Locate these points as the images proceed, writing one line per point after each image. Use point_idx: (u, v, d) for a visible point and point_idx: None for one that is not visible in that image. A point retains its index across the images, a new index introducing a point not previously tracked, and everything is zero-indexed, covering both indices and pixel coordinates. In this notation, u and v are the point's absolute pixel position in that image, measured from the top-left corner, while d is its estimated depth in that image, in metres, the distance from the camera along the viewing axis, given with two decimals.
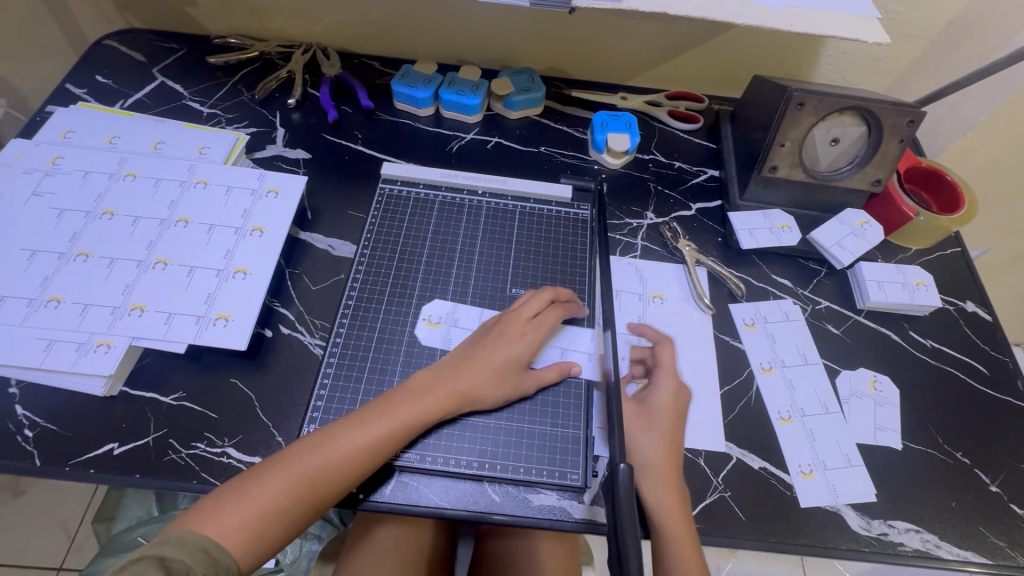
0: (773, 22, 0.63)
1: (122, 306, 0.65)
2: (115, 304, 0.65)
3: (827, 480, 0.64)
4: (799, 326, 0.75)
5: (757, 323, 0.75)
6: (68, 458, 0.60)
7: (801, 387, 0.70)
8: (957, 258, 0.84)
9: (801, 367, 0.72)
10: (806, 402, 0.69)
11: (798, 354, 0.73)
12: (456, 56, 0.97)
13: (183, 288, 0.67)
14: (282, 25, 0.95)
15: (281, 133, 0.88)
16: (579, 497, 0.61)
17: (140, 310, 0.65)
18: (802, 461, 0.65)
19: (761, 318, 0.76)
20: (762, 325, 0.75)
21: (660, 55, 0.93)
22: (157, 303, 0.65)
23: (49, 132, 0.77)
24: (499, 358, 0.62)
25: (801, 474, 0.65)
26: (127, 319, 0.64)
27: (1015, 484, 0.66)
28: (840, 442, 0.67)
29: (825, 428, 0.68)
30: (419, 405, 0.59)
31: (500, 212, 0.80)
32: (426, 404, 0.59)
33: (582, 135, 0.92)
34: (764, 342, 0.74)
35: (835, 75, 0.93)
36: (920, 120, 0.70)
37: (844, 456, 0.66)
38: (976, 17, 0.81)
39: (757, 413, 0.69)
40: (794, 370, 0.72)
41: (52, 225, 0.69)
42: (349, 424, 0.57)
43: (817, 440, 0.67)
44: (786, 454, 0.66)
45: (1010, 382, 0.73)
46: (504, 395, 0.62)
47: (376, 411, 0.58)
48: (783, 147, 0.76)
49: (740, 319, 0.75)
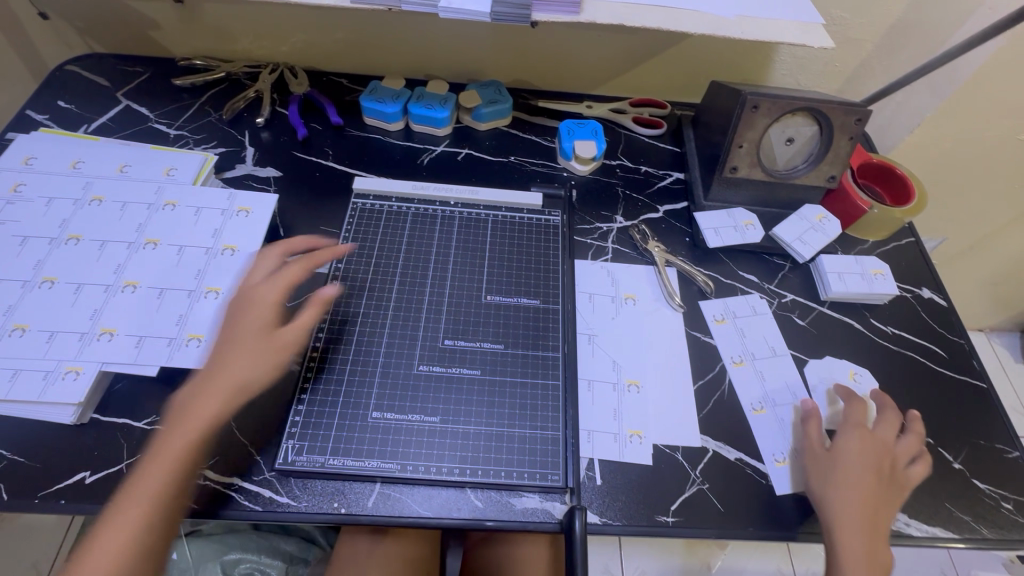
0: (723, 30, 0.67)
1: (90, 331, 0.64)
2: (83, 330, 0.64)
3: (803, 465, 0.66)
4: (767, 320, 0.78)
5: (727, 318, 0.77)
6: (37, 490, 0.58)
7: (773, 378, 0.73)
8: (911, 248, 0.88)
9: (771, 359, 0.74)
10: (777, 392, 0.71)
11: (767, 347, 0.75)
12: (424, 72, 0.99)
13: (154, 310, 0.66)
14: (247, 45, 0.96)
15: (251, 152, 0.88)
16: (562, 498, 0.62)
17: (110, 335, 0.64)
18: (776, 450, 0.67)
19: (731, 313, 0.78)
20: (731, 320, 0.77)
21: (621, 64, 0.96)
22: (127, 327, 0.65)
23: (10, 159, 0.76)
24: (239, 342, 0.61)
25: (775, 462, 0.66)
26: (95, 344, 0.63)
27: (977, 460, 0.69)
28: None
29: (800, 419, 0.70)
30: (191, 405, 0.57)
31: (473, 222, 0.81)
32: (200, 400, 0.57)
33: (550, 143, 0.94)
34: (735, 337, 0.76)
35: (787, 78, 0.97)
36: (867, 118, 0.74)
37: None
38: (913, 21, 0.86)
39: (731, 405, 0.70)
40: (765, 362, 0.74)
41: (16, 252, 0.68)
42: (168, 439, 0.55)
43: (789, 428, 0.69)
44: (760, 444, 0.67)
45: (967, 362, 0.77)
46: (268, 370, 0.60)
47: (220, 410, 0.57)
48: (742, 149, 0.79)
49: (710, 316, 0.77)
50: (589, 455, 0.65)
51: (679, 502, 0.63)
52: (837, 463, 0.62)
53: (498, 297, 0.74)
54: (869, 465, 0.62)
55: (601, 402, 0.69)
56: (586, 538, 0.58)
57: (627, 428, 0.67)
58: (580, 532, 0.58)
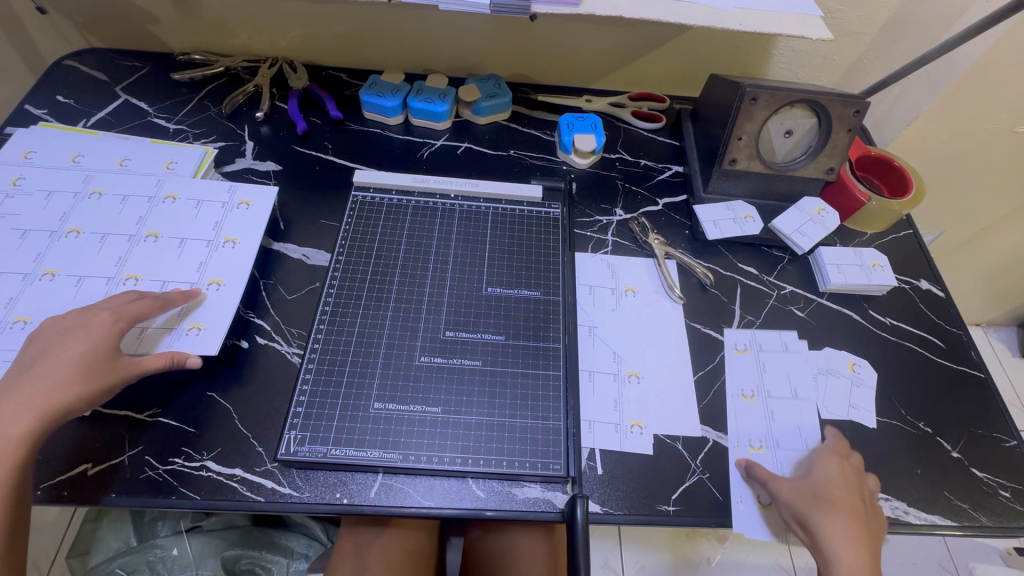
0: (721, 21, 0.67)
1: (116, 276, 0.67)
2: (109, 275, 0.67)
3: (775, 456, 0.66)
4: (799, 358, 0.74)
5: (748, 349, 0.75)
6: (40, 482, 0.58)
7: (783, 420, 0.69)
8: (910, 240, 0.88)
9: (789, 399, 0.70)
10: (783, 434, 0.68)
11: (789, 386, 0.71)
12: (423, 66, 0.99)
13: (175, 259, 0.70)
14: (247, 40, 0.96)
15: (251, 147, 0.88)
16: (563, 487, 0.62)
17: (134, 280, 0.67)
18: (753, 437, 0.68)
19: (756, 346, 0.75)
20: (754, 352, 0.74)
21: (620, 57, 0.96)
22: (149, 273, 0.68)
23: (9, 153, 0.76)
24: (72, 326, 0.59)
25: (749, 447, 0.67)
26: (121, 287, 0.66)
27: (974, 448, 0.70)
28: (801, 425, 0.69)
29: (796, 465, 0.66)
30: (52, 386, 0.55)
31: (472, 215, 0.81)
32: (62, 381, 0.55)
33: (550, 137, 0.94)
34: (754, 369, 0.73)
35: (786, 71, 0.97)
36: (865, 110, 0.75)
37: (801, 440, 0.68)
38: (911, 14, 0.86)
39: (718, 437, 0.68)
40: (779, 402, 0.70)
41: (16, 245, 0.68)
42: (4, 413, 0.52)
43: (776, 421, 0.69)
44: (737, 429, 0.68)
45: (964, 353, 0.78)
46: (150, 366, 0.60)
47: (46, 378, 0.55)
48: (741, 141, 0.80)
49: (731, 344, 0.75)
50: (590, 445, 0.66)
51: (680, 491, 0.63)
52: (818, 496, 0.61)
53: (497, 289, 0.74)
54: (848, 493, 0.61)
55: (602, 393, 0.69)
56: (588, 526, 0.58)
57: (628, 419, 0.68)
58: (581, 519, 0.58)
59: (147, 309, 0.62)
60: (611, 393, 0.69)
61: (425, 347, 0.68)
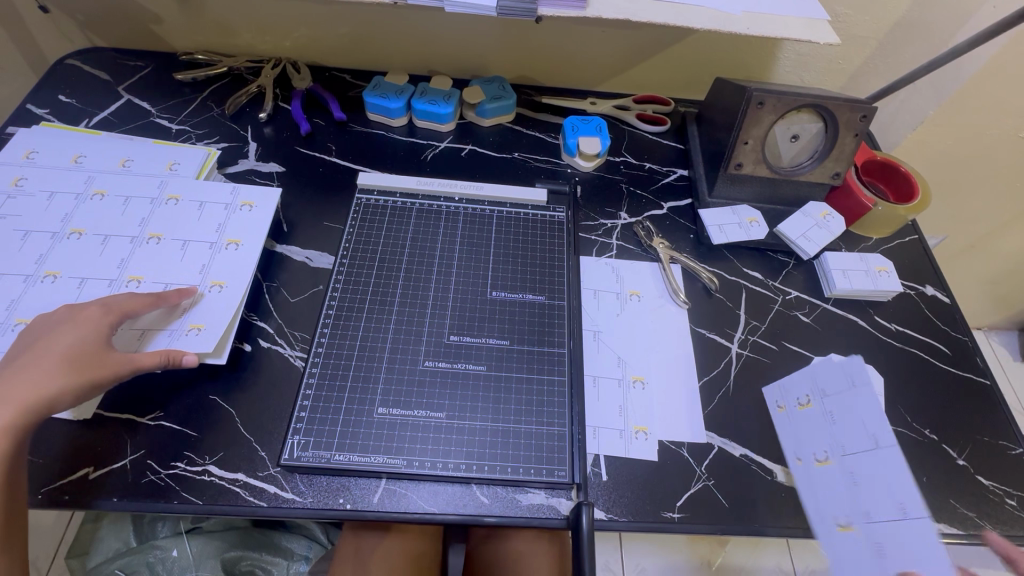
0: (729, 25, 0.67)
1: (118, 279, 0.67)
2: (111, 278, 0.67)
3: (867, 533, 0.55)
4: (866, 396, 0.57)
5: (814, 400, 0.64)
6: (41, 486, 0.58)
7: (868, 482, 0.56)
8: (915, 245, 0.88)
9: (870, 454, 0.56)
10: (874, 503, 0.55)
11: (865, 435, 0.57)
12: (427, 68, 0.99)
13: (177, 261, 0.69)
14: (250, 40, 0.95)
15: (254, 147, 0.88)
16: (568, 493, 0.62)
17: (137, 282, 0.67)
18: (840, 513, 0.58)
19: (819, 390, 0.64)
20: (820, 400, 0.63)
21: (625, 60, 0.96)
22: (152, 276, 0.68)
23: (10, 153, 0.76)
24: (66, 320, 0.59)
25: (839, 527, 0.58)
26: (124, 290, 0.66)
27: (980, 456, 0.69)
28: (896, 485, 0.53)
29: (900, 540, 0.52)
30: (38, 379, 0.54)
31: (476, 218, 0.81)
32: (49, 373, 0.55)
33: (554, 140, 0.94)
34: (822, 424, 0.62)
35: (791, 75, 0.97)
36: (872, 115, 0.74)
37: (897, 505, 0.53)
38: (918, 19, 0.86)
39: (751, 506, 0.63)
40: (856, 456, 0.57)
41: (18, 246, 0.68)
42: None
43: (860, 484, 0.56)
44: (827, 504, 0.60)
45: (970, 359, 0.77)
46: (142, 363, 0.59)
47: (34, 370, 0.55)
48: (747, 145, 0.79)
49: (793, 403, 0.67)
50: (595, 451, 0.65)
51: (685, 498, 0.63)
52: None
53: (502, 293, 0.74)
54: None
55: (607, 398, 0.69)
56: (593, 534, 0.58)
57: (632, 424, 0.67)
58: (586, 527, 0.58)
59: (138, 305, 0.62)
60: (616, 399, 0.69)
61: (430, 351, 0.68)
